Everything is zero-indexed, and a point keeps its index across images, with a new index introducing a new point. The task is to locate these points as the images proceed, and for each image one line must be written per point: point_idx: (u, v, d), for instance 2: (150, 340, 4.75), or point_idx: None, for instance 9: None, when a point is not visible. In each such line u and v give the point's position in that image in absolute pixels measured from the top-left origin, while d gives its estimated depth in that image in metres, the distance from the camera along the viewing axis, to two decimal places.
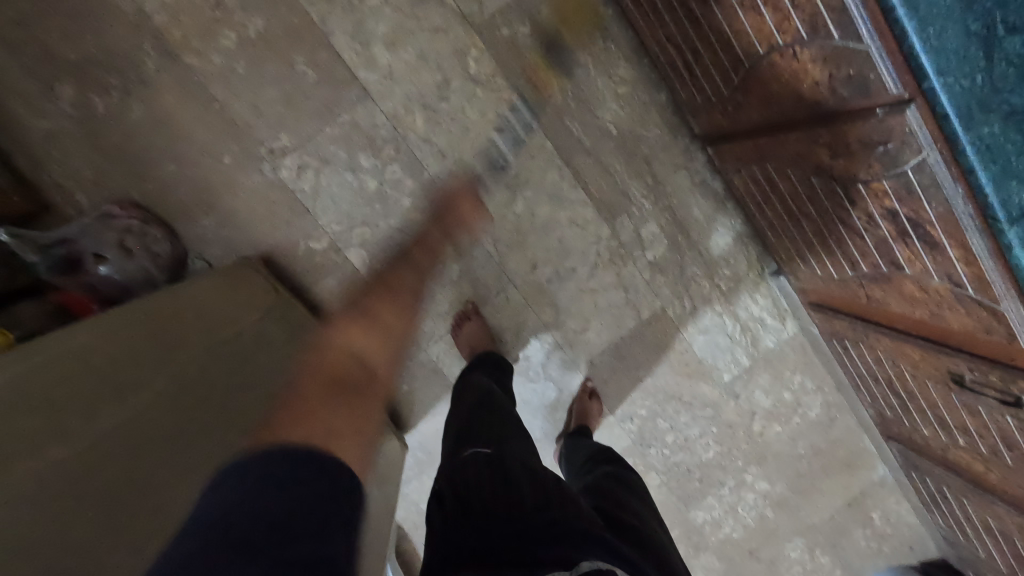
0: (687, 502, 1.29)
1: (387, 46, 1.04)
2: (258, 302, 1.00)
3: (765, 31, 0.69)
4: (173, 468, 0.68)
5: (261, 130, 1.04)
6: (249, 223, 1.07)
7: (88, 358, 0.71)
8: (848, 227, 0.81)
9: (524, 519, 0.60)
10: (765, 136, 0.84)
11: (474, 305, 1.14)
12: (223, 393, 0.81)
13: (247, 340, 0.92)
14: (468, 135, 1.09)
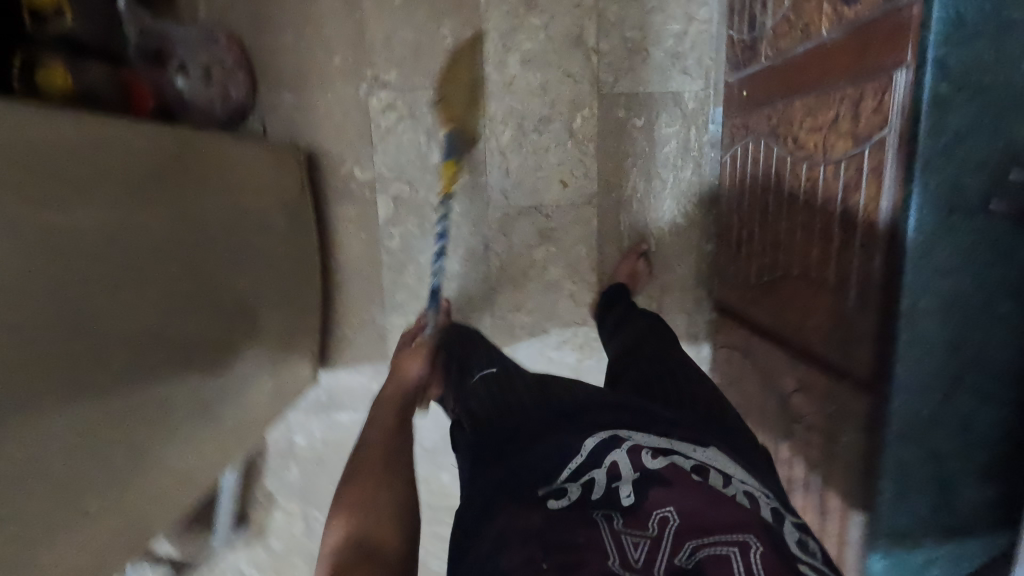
0: None
1: (521, 60, 1.11)
2: (280, 192, 1.07)
3: (806, 258, 0.75)
4: (122, 301, 0.71)
5: (379, 57, 1.10)
6: (319, 119, 1.13)
7: (135, 152, 0.77)
8: (774, 448, 0.87)
9: (528, 410, 0.64)
10: (759, 336, 0.91)
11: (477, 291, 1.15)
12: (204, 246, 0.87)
13: (247, 216, 0.98)
14: (538, 170, 1.15)
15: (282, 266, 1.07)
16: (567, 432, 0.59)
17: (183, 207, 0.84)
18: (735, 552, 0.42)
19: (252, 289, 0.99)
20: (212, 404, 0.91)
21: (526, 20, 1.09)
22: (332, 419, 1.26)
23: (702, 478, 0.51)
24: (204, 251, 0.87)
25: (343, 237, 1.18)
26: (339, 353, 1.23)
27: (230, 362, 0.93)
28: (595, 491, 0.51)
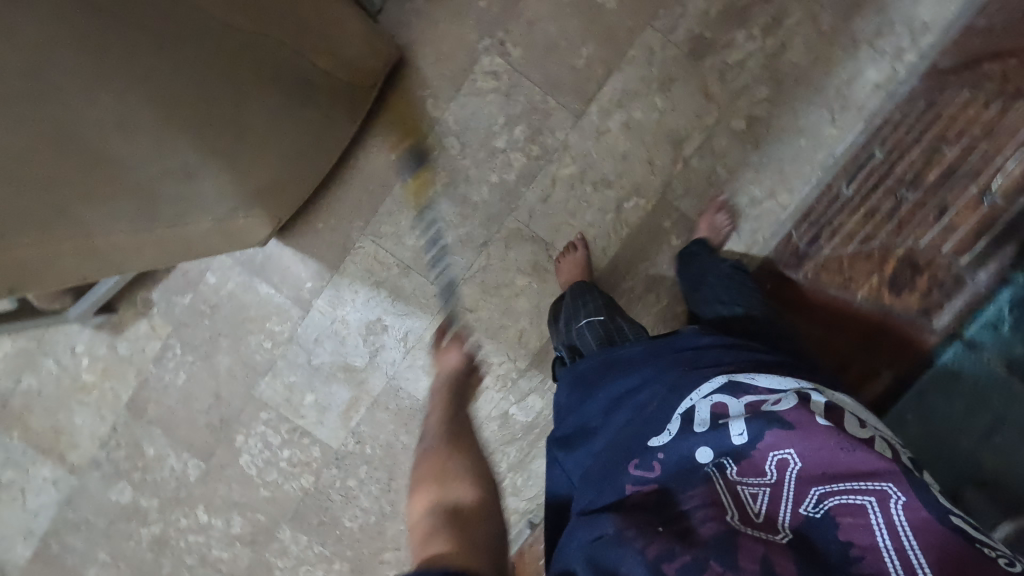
0: (297, 518, 1.34)
1: (624, 123, 1.14)
2: (351, 72, 1.05)
3: None
4: (147, 64, 0.71)
5: (516, 30, 1.11)
6: (430, 38, 1.12)
7: None
8: None
9: (649, 361, 0.78)
10: None
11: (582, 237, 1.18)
12: (251, 73, 0.88)
13: (308, 78, 0.99)
14: (570, 217, 1.18)
15: (309, 132, 1.06)
16: (689, 380, 0.69)
17: (255, 28, 0.84)
18: (871, 501, 0.50)
19: (262, 136, 0.97)
20: (171, 204, 0.87)
21: (650, 95, 1.12)
22: (249, 283, 1.23)
23: (835, 420, 0.58)
24: (249, 77, 0.88)
25: (374, 145, 1.17)
26: (297, 235, 1.21)
27: (198, 179, 0.89)
28: (704, 430, 0.62)
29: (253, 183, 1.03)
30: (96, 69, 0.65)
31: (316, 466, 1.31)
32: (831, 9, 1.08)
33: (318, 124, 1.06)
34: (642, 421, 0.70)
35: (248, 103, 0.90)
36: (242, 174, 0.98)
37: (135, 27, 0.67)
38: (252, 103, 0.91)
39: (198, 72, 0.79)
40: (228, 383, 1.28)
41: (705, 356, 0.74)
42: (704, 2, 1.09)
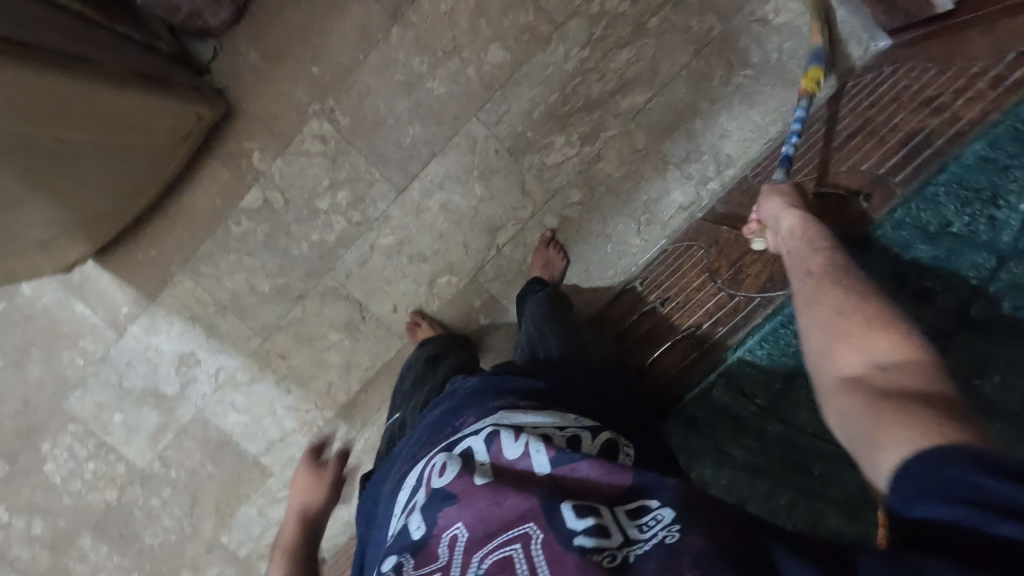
0: (99, 529, 1.37)
1: (442, 204, 1.18)
2: (169, 134, 1.05)
3: None
4: None
5: (346, 101, 1.13)
6: (261, 95, 1.14)
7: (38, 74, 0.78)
8: None
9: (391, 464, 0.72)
10: None
11: (417, 310, 1.22)
12: (63, 156, 0.89)
13: (124, 148, 0.99)
14: (384, 284, 1.22)
15: (136, 170, 1.06)
16: (400, 474, 0.65)
17: (62, 127, 0.85)
18: (517, 549, 0.48)
19: (82, 187, 0.98)
20: None
21: (470, 182, 1.16)
22: (66, 300, 1.25)
23: (493, 463, 0.56)
24: (58, 161, 0.89)
25: (200, 188, 1.19)
26: (118, 261, 1.23)
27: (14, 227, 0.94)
28: (394, 543, 0.54)
29: (60, 228, 1.03)
30: None
31: (121, 482, 1.34)
32: (646, 128, 1.13)
33: (133, 178, 1.06)
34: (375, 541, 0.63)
35: (59, 176, 0.92)
36: (66, 207, 1.00)
37: None
38: (63, 176, 0.93)
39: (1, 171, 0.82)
40: (38, 392, 1.29)
41: (416, 437, 0.70)
42: (528, 103, 1.13)
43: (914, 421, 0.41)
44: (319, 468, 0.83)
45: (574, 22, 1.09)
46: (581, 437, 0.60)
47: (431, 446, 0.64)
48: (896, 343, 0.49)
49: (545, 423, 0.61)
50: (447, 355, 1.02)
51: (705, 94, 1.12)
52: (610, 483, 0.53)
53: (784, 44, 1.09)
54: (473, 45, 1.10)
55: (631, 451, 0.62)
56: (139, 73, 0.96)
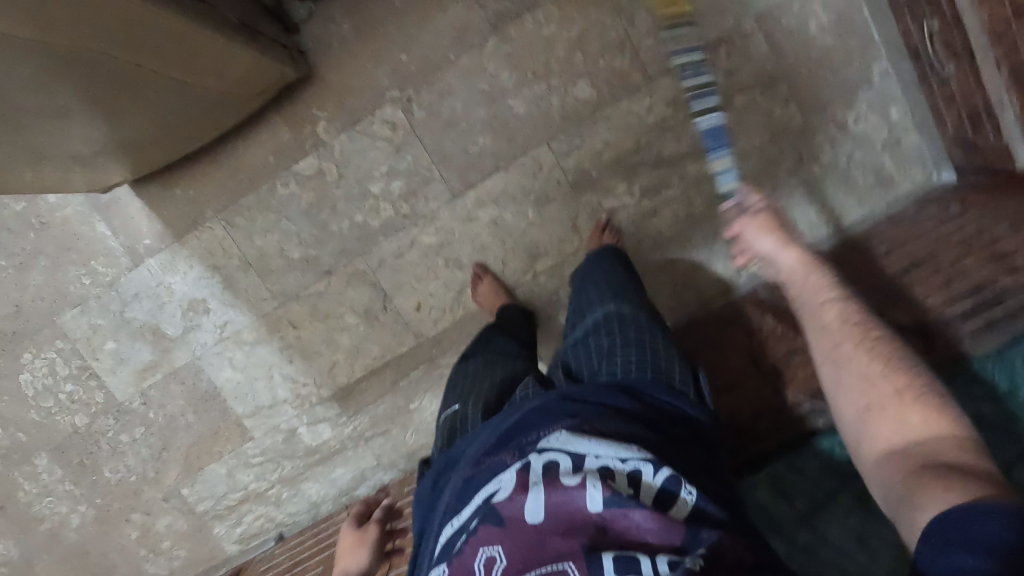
0: (59, 452, 1.33)
1: (492, 219, 1.18)
2: (247, 85, 1.03)
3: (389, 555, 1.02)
4: (19, 75, 0.73)
5: (426, 96, 1.13)
6: (343, 68, 1.12)
7: (152, 11, 0.77)
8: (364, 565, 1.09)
9: (461, 449, 0.79)
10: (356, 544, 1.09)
11: (479, 265, 1.19)
12: (138, 84, 0.88)
13: (200, 91, 0.97)
14: (415, 281, 1.21)
15: (206, 106, 1.03)
16: (463, 473, 0.71)
17: (149, 58, 0.84)
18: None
19: (145, 114, 0.96)
20: (39, 153, 0.91)
21: (525, 204, 1.17)
22: (88, 217, 1.21)
23: (549, 483, 0.62)
24: (132, 86, 0.88)
25: (257, 141, 1.16)
26: (153, 192, 1.20)
27: (68, 138, 0.92)
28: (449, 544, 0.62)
29: (111, 148, 1.01)
30: None
31: (95, 409, 1.30)
32: (706, 198, 1.16)
33: (196, 116, 1.04)
34: (429, 531, 0.70)
35: (127, 100, 0.90)
36: (118, 121, 0.94)
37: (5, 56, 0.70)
38: (132, 101, 0.91)
39: (79, 83, 0.81)
40: (34, 300, 1.25)
41: (487, 434, 0.76)
42: (600, 144, 1.14)
43: (954, 485, 0.48)
44: (360, 535, 0.83)
45: (665, 79, 1.11)
46: (642, 473, 0.63)
47: (498, 454, 0.70)
48: (931, 420, 0.55)
49: (609, 454, 0.65)
50: (515, 359, 1.01)
51: (769, 180, 1.15)
52: (665, 530, 0.57)
53: (854, 152, 1.13)
54: (563, 75, 1.11)
55: (693, 492, 0.63)
56: (229, 18, 0.92)
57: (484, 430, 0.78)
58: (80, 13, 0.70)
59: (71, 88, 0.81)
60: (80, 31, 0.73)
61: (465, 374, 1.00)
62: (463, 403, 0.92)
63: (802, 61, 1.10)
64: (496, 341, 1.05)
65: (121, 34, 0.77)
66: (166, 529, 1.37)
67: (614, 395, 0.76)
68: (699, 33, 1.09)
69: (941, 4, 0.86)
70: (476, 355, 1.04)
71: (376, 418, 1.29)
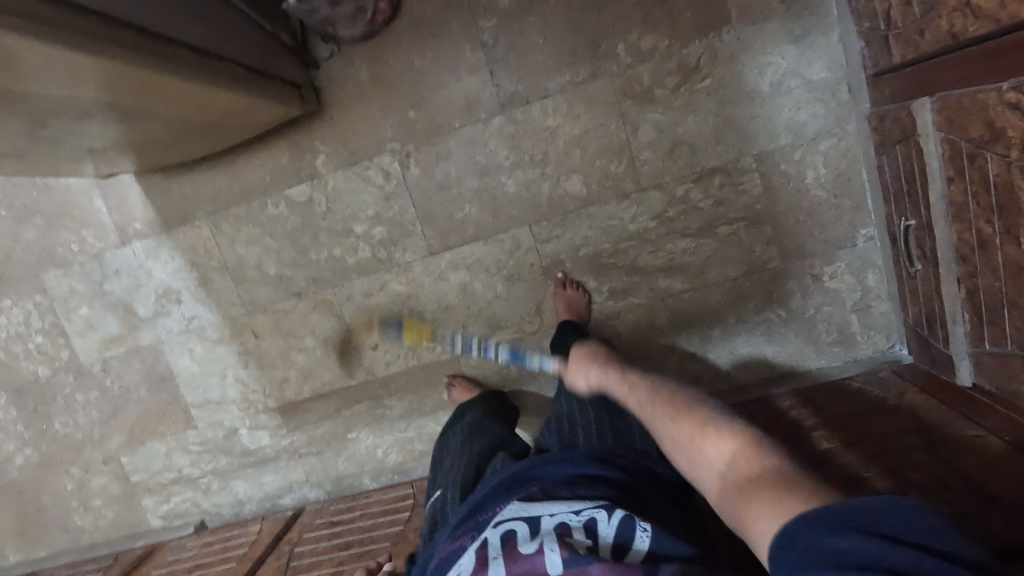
0: (17, 394, 1.40)
1: (463, 283, 1.21)
2: (262, 123, 1.11)
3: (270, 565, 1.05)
4: (76, 121, 0.83)
5: (425, 155, 1.16)
6: (353, 109, 1.16)
7: (203, 84, 0.88)
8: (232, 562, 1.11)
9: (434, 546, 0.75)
10: (244, 551, 1.13)
11: (449, 377, 1.26)
12: (170, 123, 0.97)
13: (220, 126, 1.06)
14: (377, 322, 1.25)
15: (219, 134, 1.10)
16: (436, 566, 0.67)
17: (190, 112, 0.94)
18: None
19: (163, 138, 1.04)
20: (56, 157, 0.98)
21: (496, 277, 1.20)
22: (88, 190, 1.26)
23: (510, 556, 0.61)
24: (163, 124, 0.97)
25: (258, 158, 1.21)
26: (152, 182, 1.24)
27: (88, 149, 1.00)
28: None
29: (119, 153, 1.07)
30: (18, 126, 0.78)
31: (58, 364, 1.37)
32: (669, 314, 1.18)
33: (208, 140, 1.11)
34: None
35: (153, 130, 0.99)
36: (127, 131, 0.96)
37: (71, 114, 0.79)
38: (156, 131, 0.99)
39: (122, 121, 0.90)
40: (23, 253, 1.31)
41: (455, 520, 0.74)
42: (580, 239, 1.17)
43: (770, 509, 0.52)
44: None
45: (655, 192, 1.13)
46: (596, 521, 0.63)
47: (462, 539, 0.68)
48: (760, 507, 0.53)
49: (563, 511, 0.65)
50: (487, 429, 0.99)
51: (734, 312, 1.16)
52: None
53: (823, 306, 1.14)
54: (558, 166, 1.14)
55: (648, 530, 0.62)
56: (230, 66, 0.95)
57: (453, 518, 0.76)
58: (142, 91, 0.80)
59: (113, 124, 0.90)
60: (140, 100, 0.83)
61: (446, 455, 1.01)
62: (447, 494, 0.88)
63: (792, 207, 1.11)
64: (467, 412, 1.06)
65: (172, 100, 0.87)
66: (100, 489, 1.44)
67: (575, 459, 0.75)
68: (697, 158, 1.11)
69: (921, 208, 0.87)
70: (454, 429, 1.04)
71: (314, 438, 1.34)
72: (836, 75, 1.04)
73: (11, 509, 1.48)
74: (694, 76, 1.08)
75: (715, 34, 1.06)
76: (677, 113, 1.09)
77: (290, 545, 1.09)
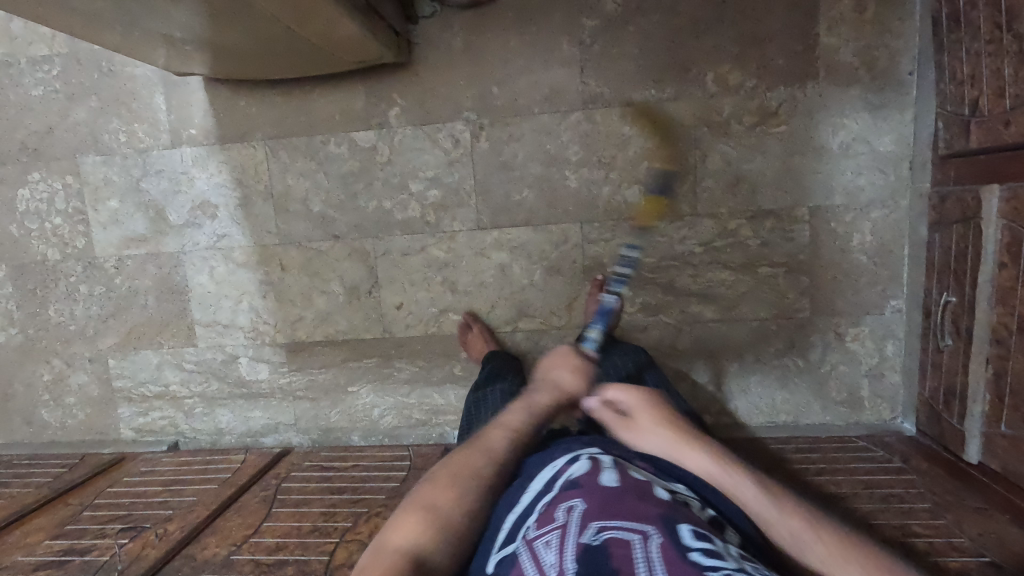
0: (18, 272, 1.36)
1: (502, 264, 1.23)
2: (354, 60, 1.12)
3: (256, 494, 1.02)
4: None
5: (498, 131, 1.18)
6: (439, 71, 1.17)
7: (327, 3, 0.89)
8: (214, 484, 1.07)
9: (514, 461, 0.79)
10: (226, 476, 1.10)
11: (468, 315, 1.24)
12: (274, 32, 0.97)
13: (314, 51, 1.06)
14: (408, 282, 1.25)
15: (308, 60, 1.11)
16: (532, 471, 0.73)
17: (298, 26, 0.95)
18: (639, 538, 0.55)
19: (258, 48, 1.04)
20: (148, 36, 0.98)
21: (536, 266, 1.22)
22: (152, 85, 1.25)
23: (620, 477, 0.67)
24: (267, 31, 0.97)
25: (333, 95, 1.21)
26: (219, 93, 1.23)
27: (183, 38, 0.99)
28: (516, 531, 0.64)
29: (206, 53, 1.07)
30: None
31: (69, 250, 1.33)
32: (692, 339, 1.21)
33: (296, 64, 1.12)
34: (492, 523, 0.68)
35: (252, 35, 0.99)
36: (218, 30, 0.96)
37: None
38: (255, 37, 0.99)
39: (230, 16, 0.90)
40: (66, 131, 1.28)
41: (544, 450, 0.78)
42: (626, 248, 1.19)
43: None
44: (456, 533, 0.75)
45: (708, 220, 1.17)
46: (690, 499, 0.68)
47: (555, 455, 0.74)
48: None
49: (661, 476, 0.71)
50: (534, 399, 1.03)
51: (755, 351, 1.20)
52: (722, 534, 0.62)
53: (840, 365, 1.18)
54: (622, 173, 1.17)
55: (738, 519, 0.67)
56: None
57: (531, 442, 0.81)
58: None
59: (220, 16, 0.90)
60: None
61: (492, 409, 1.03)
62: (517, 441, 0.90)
63: (833, 265, 1.15)
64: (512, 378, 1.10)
65: (290, 7, 0.88)
66: (77, 387, 1.39)
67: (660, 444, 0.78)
68: (756, 197, 1.15)
69: (965, 287, 0.91)
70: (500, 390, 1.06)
71: (314, 384, 1.32)
72: (901, 151, 1.10)
73: None
74: (771, 119, 1.12)
75: (800, 86, 1.11)
76: (748, 150, 1.14)
77: (275, 480, 1.06)
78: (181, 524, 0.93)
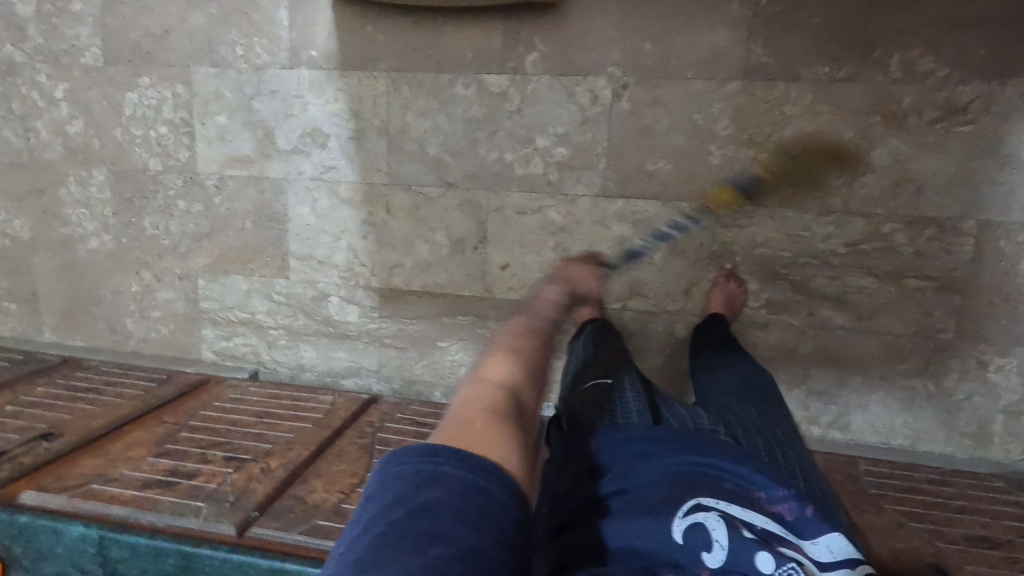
0: (118, 177, 1.33)
1: (622, 237, 1.15)
2: None
3: (356, 439, 1.00)
4: None
5: (643, 93, 1.08)
6: (588, 18, 1.07)
7: None
8: (310, 422, 1.05)
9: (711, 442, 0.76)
10: (322, 415, 1.07)
11: (583, 270, 1.17)
12: None
13: None
14: (518, 242, 1.19)
15: None
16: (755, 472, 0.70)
17: None
18: None
19: None
20: None
21: (659, 244, 1.14)
22: None
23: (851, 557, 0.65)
24: None
25: (468, 31, 1.12)
26: (346, 14, 1.15)
27: None
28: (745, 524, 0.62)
29: None
30: None
31: (171, 162, 1.29)
32: (815, 345, 1.12)
33: None
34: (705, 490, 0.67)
35: None
36: None
37: None
38: None
39: None
40: (181, 36, 1.22)
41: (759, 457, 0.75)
42: (762, 238, 1.10)
43: None
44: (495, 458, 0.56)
45: (860, 220, 1.06)
46: None
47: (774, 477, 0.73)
48: None
49: None
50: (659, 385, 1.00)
51: (883, 367, 1.11)
52: None
53: (975, 395, 1.09)
54: (773, 156, 1.07)
55: None
56: None
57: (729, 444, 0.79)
58: None
59: None
60: None
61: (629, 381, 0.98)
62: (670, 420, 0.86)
63: (992, 287, 1.05)
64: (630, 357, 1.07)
65: None
66: (163, 302, 1.38)
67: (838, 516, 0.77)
68: (920, 202, 1.04)
69: None
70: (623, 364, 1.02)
71: (403, 334, 1.28)
72: None
73: (64, 288, 1.42)
74: (957, 117, 1.00)
75: (999, 83, 0.98)
76: (922, 148, 1.02)
77: (374, 428, 1.04)
78: (286, 464, 0.92)
